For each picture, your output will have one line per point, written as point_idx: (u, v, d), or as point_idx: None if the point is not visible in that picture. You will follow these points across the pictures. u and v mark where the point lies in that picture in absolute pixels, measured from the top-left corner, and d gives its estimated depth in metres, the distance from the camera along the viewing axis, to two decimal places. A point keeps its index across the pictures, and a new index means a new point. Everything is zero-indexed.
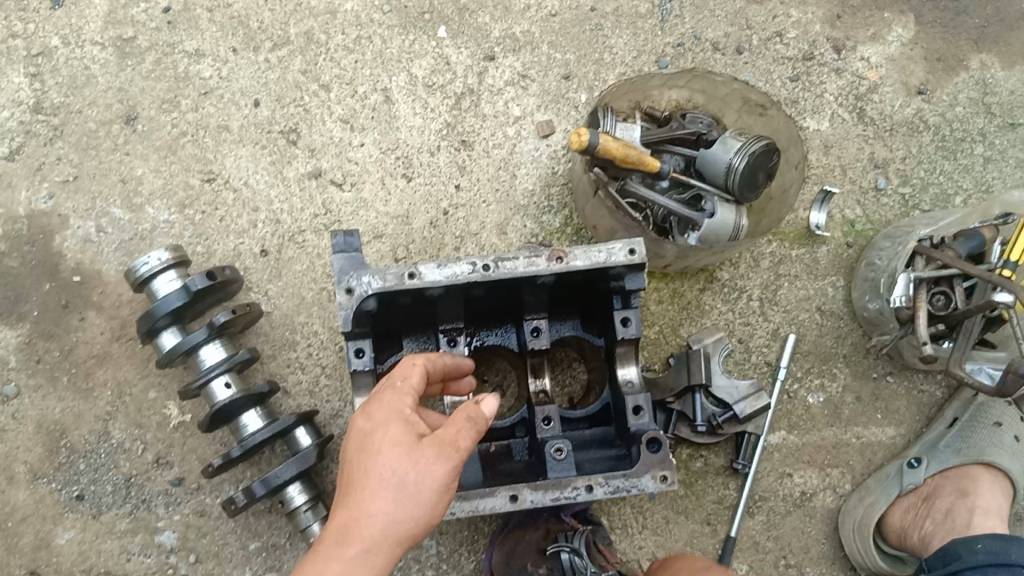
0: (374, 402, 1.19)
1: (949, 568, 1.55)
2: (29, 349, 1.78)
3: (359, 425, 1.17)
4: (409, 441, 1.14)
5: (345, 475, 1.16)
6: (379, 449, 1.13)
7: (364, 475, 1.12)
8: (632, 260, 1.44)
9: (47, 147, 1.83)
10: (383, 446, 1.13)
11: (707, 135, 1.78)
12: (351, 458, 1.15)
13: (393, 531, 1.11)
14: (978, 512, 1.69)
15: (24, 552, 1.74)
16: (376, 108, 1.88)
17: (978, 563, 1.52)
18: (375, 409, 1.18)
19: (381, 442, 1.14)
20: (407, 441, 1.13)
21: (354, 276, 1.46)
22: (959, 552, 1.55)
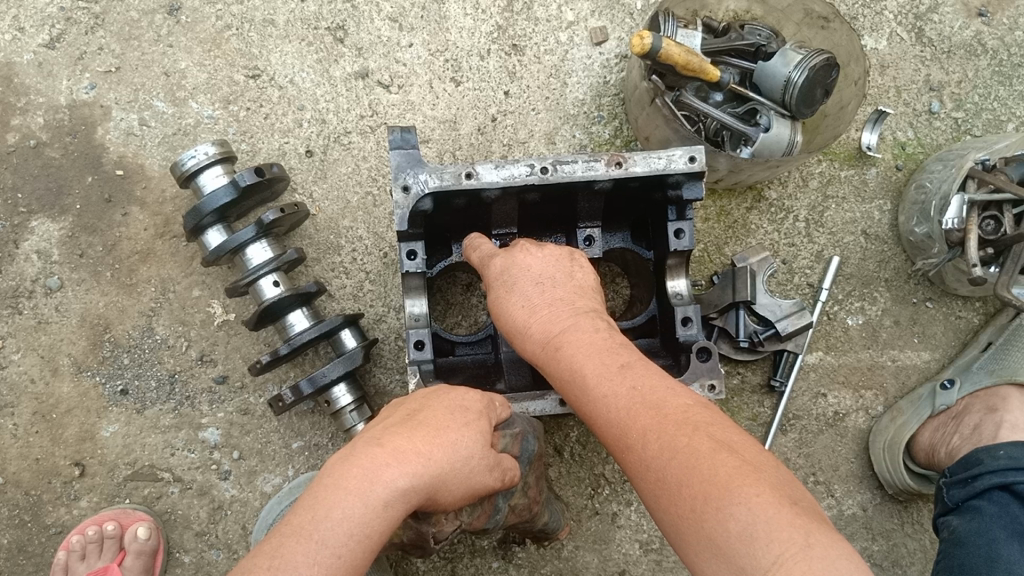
0: (438, 395, 1.15)
1: (969, 472, 1.52)
2: (72, 242, 1.76)
3: (447, 405, 1.12)
4: (484, 437, 1.12)
5: (410, 401, 1.15)
6: (435, 430, 1.06)
7: (436, 425, 1.06)
8: (691, 167, 1.45)
9: (88, 36, 1.79)
10: (433, 404, 1.12)
11: (766, 48, 1.74)
12: (423, 397, 1.15)
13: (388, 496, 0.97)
14: (1004, 424, 1.65)
15: (68, 443, 1.76)
16: (426, 8, 1.84)
17: (996, 466, 1.49)
18: (430, 402, 1.12)
19: (453, 420, 1.09)
20: (477, 428, 1.11)
21: (411, 174, 1.45)
22: (981, 457, 1.52)
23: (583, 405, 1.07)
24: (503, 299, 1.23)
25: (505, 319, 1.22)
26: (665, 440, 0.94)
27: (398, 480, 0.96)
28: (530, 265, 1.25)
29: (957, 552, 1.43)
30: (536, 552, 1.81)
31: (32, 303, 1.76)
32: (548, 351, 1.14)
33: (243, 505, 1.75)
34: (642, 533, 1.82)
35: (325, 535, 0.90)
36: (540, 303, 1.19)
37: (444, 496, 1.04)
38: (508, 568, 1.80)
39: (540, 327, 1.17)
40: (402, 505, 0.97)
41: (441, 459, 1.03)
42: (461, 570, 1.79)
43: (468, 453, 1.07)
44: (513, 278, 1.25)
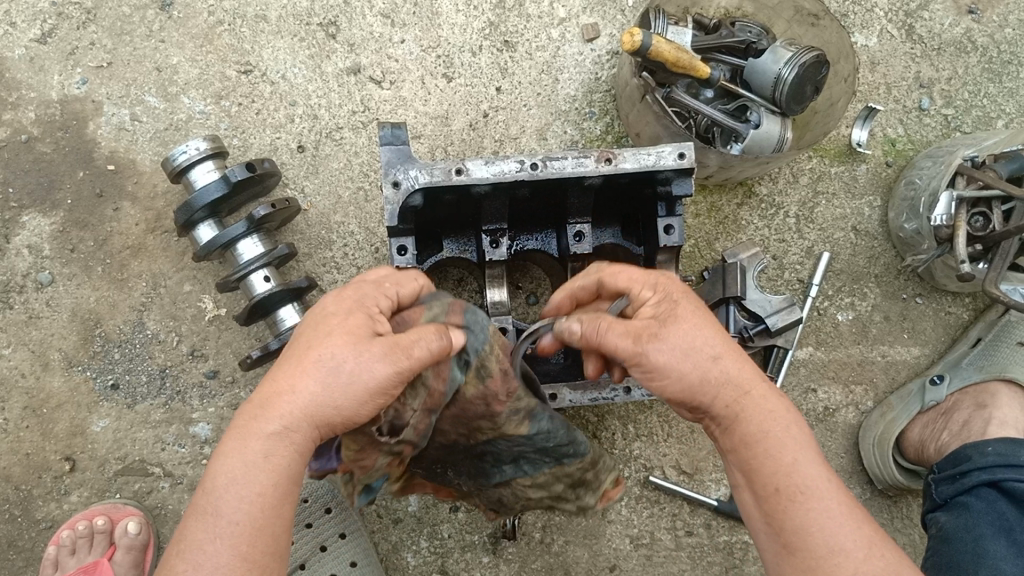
0: (322, 307, 1.17)
1: (959, 468, 1.51)
2: (63, 237, 1.76)
3: (329, 329, 1.12)
4: (362, 340, 1.11)
5: (303, 323, 1.17)
6: (300, 360, 1.09)
7: (300, 355, 1.10)
8: (680, 164, 1.46)
9: (80, 31, 1.79)
10: (316, 324, 1.14)
11: (757, 44, 1.74)
12: (314, 315, 1.17)
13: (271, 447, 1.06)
14: (993, 420, 1.66)
15: (59, 438, 1.76)
16: (418, 4, 1.84)
17: (985, 463, 1.48)
18: (318, 318, 1.15)
19: (323, 334, 1.11)
20: (355, 338, 1.10)
21: (402, 170, 1.46)
22: (970, 453, 1.51)
23: (775, 452, 1.14)
24: (672, 333, 1.17)
25: (681, 355, 1.16)
26: (868, 533, 1.10)
27: (268, 430, 1.07)
28: (683, 301, 1.22)
29: (945, 550, 1.44)
30: (526, 547, 1.81)
31: (23, 298, 1.76)
32: (735, 401, 1.17)
33: None
34: (633, 528, 1.82)
35: (219, 505, 1.04)
36: (715, 346, 1.18)
37: (337, 424, 1.09)
38: (498, 563, 1.80)
39: (738, 375, 1.18)
40: (286, 453, 1.07)
41: (312, 403, 1.07)
42: (451, 565, 1.79)
43: (343, 360, 1.08)
44: (677, 309, 1.21)
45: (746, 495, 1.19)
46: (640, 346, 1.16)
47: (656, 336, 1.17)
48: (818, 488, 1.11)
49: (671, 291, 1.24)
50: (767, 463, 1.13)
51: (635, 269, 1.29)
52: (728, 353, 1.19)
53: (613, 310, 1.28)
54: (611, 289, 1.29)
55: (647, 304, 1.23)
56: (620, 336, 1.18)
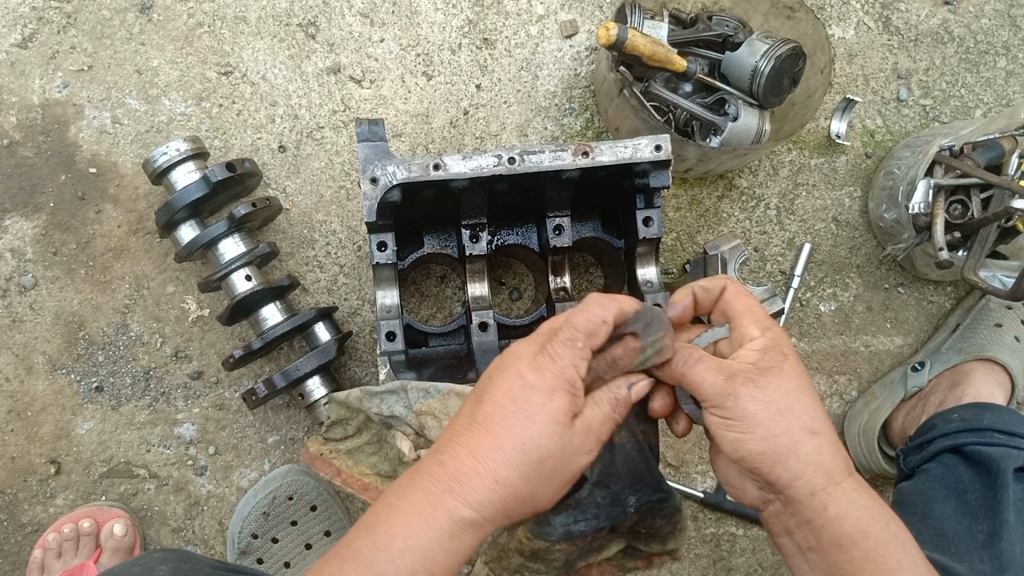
0: (548, 353, 1.06)
1: (924, 438, 1.55)
2: (46, 240, 1.77)
3: (523, 381, 1.03)
4: (567, 424, 1.03)
5: (510, 363, 1.07)
6: (523, 441, 1.01)
7: (497, 429, 1.02)
8: (658, 156, 1.46)
9: (61, 35, 1.80)
10: (528, 382, 1.03)
11: (733, 38, 1.76)
12: (526, 356, 1.06)
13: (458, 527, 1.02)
14: (965, 398, 1.69)
15: (44, 441, 1.76)
16: (397, 3, 1.85)
17: (950, 430, 1.51)
18: (540, 366, 1.05)
19: (533, 406, 1.02)
20: (553, 413, 1.02)
21: (380, 166, 1.44)
22: (935, 422, 1.54)
23: (877, 559, 1.07)
24: (770, 385, 1.08)
25: (777, 412, 1.06)
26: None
27: (458, 510, 1.01)
28: (789, 359, 1.12)
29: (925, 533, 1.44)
30: None
31: (6, 302, 1.77)
32: (825, 490, 1.08)
33: (220, 500, 1.76)
34: None
35: (384, 565, 0.98)
36: (811, 417, 1.08)
37: (518, 506, 1.04)
38: None
39: (829, 458, 1.08)
40: (468, 531, 1.02)
41: (502, 482, 1.02)
42: None
43: (557, 450, 1.02)
44: (779, 364, 1.11)
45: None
46: (735, 386, 1.07)
47: (753, 382, 1.07)
48: None
49: (774, 338, 1.14)
50: (869, 568, 1.07)
51: (749, 300, 1.20)
52: (825, 425, 1.09)
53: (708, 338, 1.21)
54: (721, 312, 1.22)
55: (750, 348, 1.13)
56: (714, 374, 1.08)
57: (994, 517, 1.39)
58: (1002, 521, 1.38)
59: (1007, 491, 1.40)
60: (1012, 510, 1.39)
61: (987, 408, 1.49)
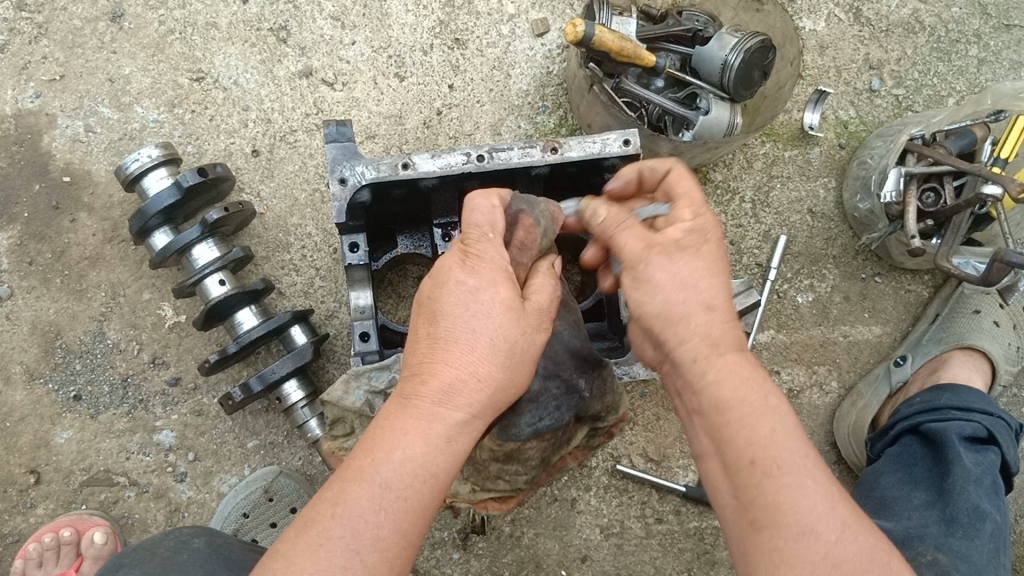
0: (472, 253, 1.09)
1: (890, 422, 1.65)
2: (21, 250, 1.77)
3: (474, 288, 1.06)
4: (517, 308, 1.08)
5: (438, 278, 1.09)
6: (487, 333, 1.04)
7: (456, 331, 1.05)
8: (626, 151, 1.44)
9: (32, 45, 1.80)
10: (471, 280, 1.07)
11: (704, 32, 1.74)
12: (452, 263, 1.10)
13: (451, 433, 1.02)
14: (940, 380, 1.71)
15: (23, 451, 1.76)
16: (367, 5, 1.85)
17: (911, 411, 1.62)
18: (472, 265, 1.09)
19: (482, 302, 1.06)
20: (507, 303, 1.07)
21: (348, 166, 1.43)
22: (899, 407, 1.66)
23: (747, 425, 0.99)
24: (683, 259, 1.08)
25: (677, 284, 1.07)
26: (842, 515, 0.93)
27: (454, 417, 1.02)
28: (711, 244, 1.11)
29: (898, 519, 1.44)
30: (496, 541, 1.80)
31: None
32: (708, 358, 1.05)
33: (200, 506, 1.75)
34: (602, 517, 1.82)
35: (390, 478, 0.96)
36: (709, 293, 1.07)
37: (496, 403, 1.06)
38: (469, 558, 1.80)
39: (718, 331, 1.07)
40: (462, 435, 1.03)
41: (483, 379, 1.04)
42: (422, 562, 1.79)
43: (522, 334, 1.07)
44: (699, 245, 1.10)
45: (715, 465, 1.03)
46: (648, 254, 1.08)
47: (667, 252, 1.08)
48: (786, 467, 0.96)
49: (704, 224, 1.12)
50: (741, 430, 0.99)
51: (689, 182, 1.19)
52: (722, 302, 1.08)
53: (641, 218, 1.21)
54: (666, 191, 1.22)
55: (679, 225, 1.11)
56: (634, 241, 1.10)
57: (940, 491, 1.46)
58: (952, 498, 1.43)
59: (949, 462, 1.47)
60: (956, 483, 1.44)
61: (946, 389, 1.60)
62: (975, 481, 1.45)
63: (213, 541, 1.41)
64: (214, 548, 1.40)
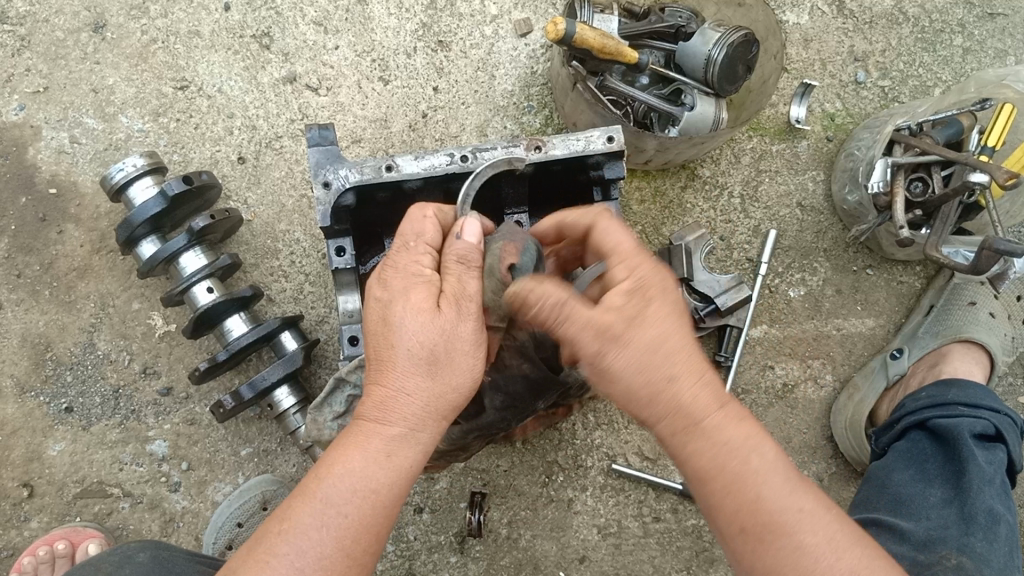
0: (391, 269, 1.12)
1: (895, 417, 1.65)
2: (9, 263, 1.77)
3: (381, 292, 1.11)
4: (435, 304, 1.08)
5: (372, 299, 1.12)
6: (404, 331, 1.06)
7: (385, 341, 1.08)
8: (610, 147, 1.43)
9: (15, 58, 1.80)
10: (402, 301, 1.08)
11: (686, 28, 1.74)
12: (383, 282, 1.12)
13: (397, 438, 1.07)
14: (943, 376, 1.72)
15: (16, 465, 1.75)
16: (349, 10, 1.85)
17: (917, 407, 1.62)
18: (394, 275, 1.11)
19: (404, 304, 1.08)
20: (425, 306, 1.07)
21: (332, 170, 1.42)
22: (904, 403, 1.65)
23: (735, 491, 0.99)
24: (635, 335, 1.01)
25: (642, 356, 1.01)
26: (850, 563, 0.96)
27: (389, 427, 1.07)
28: (654, 301, 1.04)
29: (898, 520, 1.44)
30: (493, 544, 1.79)
31: None
32: (687, 428, 1.01)
33: (195, 516, 1.75)
34: (600, 517, 1.81)
35: (330, 494, 1.02)
36: (670, 360, 1.02)
37: (449, 409, 1.10)
38: (466, 562, 1.79)
39: (690, 392, 1.02)
40: (402, 449, 1.07)
41: (414, 392, 1.07)
42: (419, 567, 1.78)
43: (447, 331, 1.07)
44: (642, 306, 1.03)
45: (718, 534, 1.02)
46: (602, 345, 1.02)
47: (616, 336, 1.01)
48: (775, 516, 0.97)
49: (642, 279, 1.06)
50: (728, 499, 0.99)
51: (626, 239, 1.11)
52: (687, 364, 1.03)
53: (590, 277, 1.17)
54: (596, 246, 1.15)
55: (616, 289, 1.04)
56: (583, 331, 1.02)
57: (956, 488, 1.46)
58: (969, 497, 1.43)
59: (964, 461, 1.47)
60: (972, 482, 1.44)
61: (954, 385, 1.60)
62: (989, 481, 1.45)
63: (157, 556, 1.37)
64: (157, 561, 1.37)
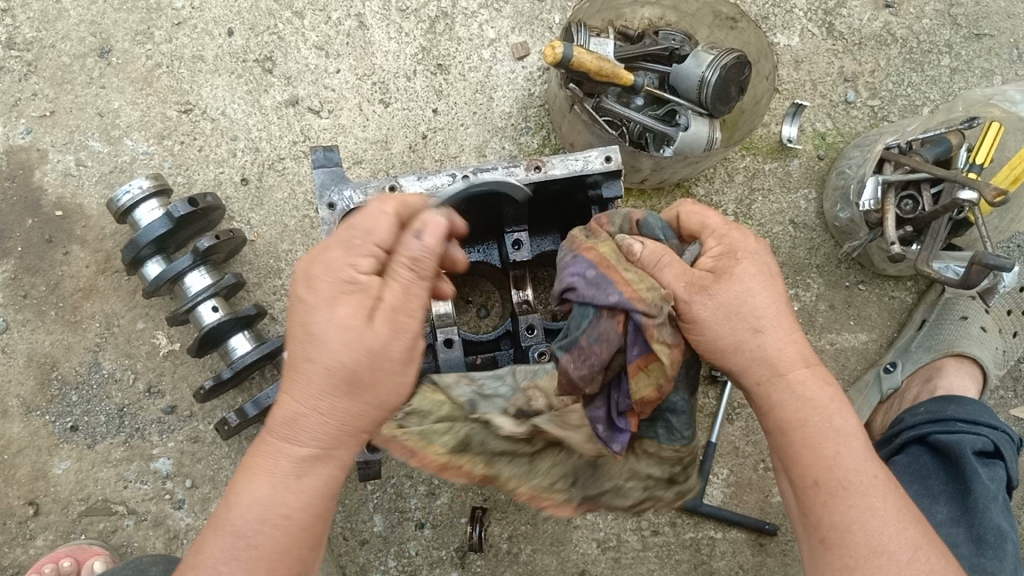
0: (318, 264, 1.02)
1: (893, 431, 1.68)
2: (16, 284, 1.80)
3: (319, 285, 1.01)
4: (359, 325, 0.99)
5: (305, 287, 1.03)
6: (325, 354, 0.99)
7: (303, 350, 1.01)
8: (608, 167, 1.47)
9: (22, 83, 1.84)
10: (321, 317, 0.99)
11: (679, 51, 1.80)
12: (320, 279, 1.02)
13: (324, 453, 1.03)
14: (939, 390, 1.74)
15: (22, 483, 1.77)
16: (350, 34, 1.89)
17: (916, 422, 1.64)
18: (319, 275, 1.02)
19: (330, 322, 0.99)
20: (350, 321, 0.99)
21: (336, 191, 1.45)
22: (902, 417, 1.68)
23: (807, 441, 1.08)
24: (722, 290, 1.10)
25: (725, 314, 1.09)
26: (915, 536, 1.05)
27: (303, 446, 1.02)
28: (743, 263, 1.12)
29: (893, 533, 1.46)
30: (494, 558, 1.81)
31: None
32: (768, 381, 1.10)
33: (199, 533, 1.77)
34: (599, 531, 1.84)
35: (256, 504, 1.01)
36: (756, 316, 1.10)
37: (368, 424, 1.05)
38: None
39: (774, 351, 1.10)
40: (324, 459, 1.04)
41: (324, 416, 1.01)
42: None
43: (353, 360, 0.99)
44: (735, 267, 1.12)
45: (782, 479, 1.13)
46: (692, 293, 1.09)
47: (707, 288, 1.10)
48: (846, 467, 1.06)
49: (731, 244, 1.15)
50: (804, 451, 1.08)
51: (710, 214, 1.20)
52: (775, 321, 1.11)
53: (686, 256, 1.20)
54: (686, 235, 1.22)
55: (706, 256, 1.15)
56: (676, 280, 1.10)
57: (961, 507, 1.49)
58: (974, 515, 1.46)
59: (968, 478, 1.50)
60: (977, 499, 1.47)
61: (952, 402, 1.63)
62: (993, 498, 1.48)
63: (166, 568, 1.40)
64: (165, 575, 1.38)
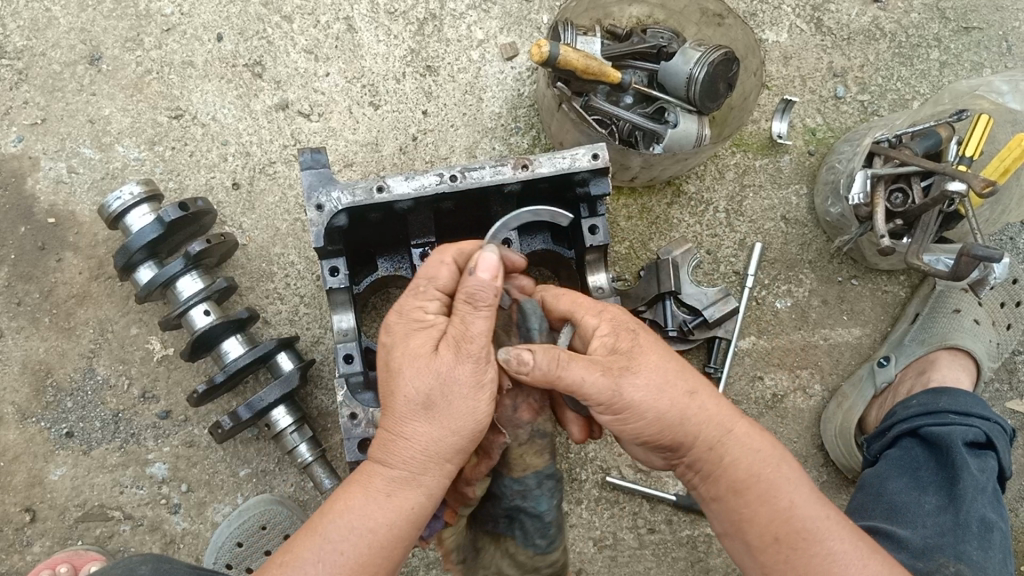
0: (408, 333, 1.17)
1: (886, 424, 1.68)
2: (9, 291, 1.80)
3: (416, 343, 1.16)
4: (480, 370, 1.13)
5: (396, 351, 1.17)
6: (443, 400, 1.12)
7: (405, 401, 1.13)
8: (595, 164, 1.46)
9: (13, 91, 1.84)
10: (433, 366, 1.13)
11: (667, 48, 1.80)
12: (414, 338, 1.17)
13: (423, 498, 1.15)
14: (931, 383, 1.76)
15: (18, 490, 1.78)
16: (339, 38, 1.89)
17: (908, 414, 1.64)
18: (414, 338, 1.16)
19: (440, 366, 1.13)
20: (425, 353, 1.14)
21: (324, 193, 1.45)
22: (895, 410, 1.68)
23: (763, 494, 1.17)
24: (642, 367, 1.17)
25: (656, 391, 1.16)
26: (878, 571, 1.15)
27: (410, 490, 1.14)
28: (644, 336, 1.21)
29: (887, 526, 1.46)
30: None
31: None
32: (716, 443, 1.19)
33: (195, 537, 1.78)
34: (595, 530, 1.84)
35: (354, 542, 1.10)
36: (688, 381, 1.20)
37: (454, 450, 1.15)
38: None
39: (713, 415, 1.19)
40: (419, 502, 1.15)
41: (433, 460, 1.14)
42: None
43: (462, 406, 1.13)
44: (641, 341, 1.20)
45: (737, 541, 1.21)
46: (616, 378, 1.15)
47: (627, 369, 1.16)
48: (801, 515, 1.16)
49: (620, 319, 1.23)
50: (762, 506, 1.16)
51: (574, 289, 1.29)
52: (704, 389, 1.21)
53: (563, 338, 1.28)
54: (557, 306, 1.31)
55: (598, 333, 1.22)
56: (590, 374, 1.14)
57: (951, 496, 1.49)
58: (962, 505, 1.47)
59: (957, 469, 1.51)
60: (965, 491, 1.48)
61: (944, 393, 1.62)
62: (981, 490, 1.48)
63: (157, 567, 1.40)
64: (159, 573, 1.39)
